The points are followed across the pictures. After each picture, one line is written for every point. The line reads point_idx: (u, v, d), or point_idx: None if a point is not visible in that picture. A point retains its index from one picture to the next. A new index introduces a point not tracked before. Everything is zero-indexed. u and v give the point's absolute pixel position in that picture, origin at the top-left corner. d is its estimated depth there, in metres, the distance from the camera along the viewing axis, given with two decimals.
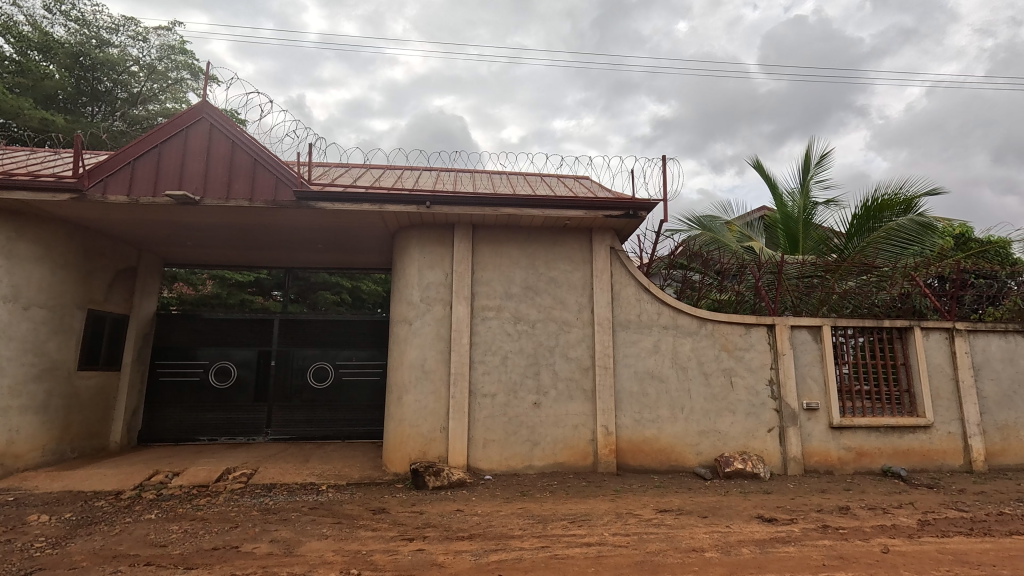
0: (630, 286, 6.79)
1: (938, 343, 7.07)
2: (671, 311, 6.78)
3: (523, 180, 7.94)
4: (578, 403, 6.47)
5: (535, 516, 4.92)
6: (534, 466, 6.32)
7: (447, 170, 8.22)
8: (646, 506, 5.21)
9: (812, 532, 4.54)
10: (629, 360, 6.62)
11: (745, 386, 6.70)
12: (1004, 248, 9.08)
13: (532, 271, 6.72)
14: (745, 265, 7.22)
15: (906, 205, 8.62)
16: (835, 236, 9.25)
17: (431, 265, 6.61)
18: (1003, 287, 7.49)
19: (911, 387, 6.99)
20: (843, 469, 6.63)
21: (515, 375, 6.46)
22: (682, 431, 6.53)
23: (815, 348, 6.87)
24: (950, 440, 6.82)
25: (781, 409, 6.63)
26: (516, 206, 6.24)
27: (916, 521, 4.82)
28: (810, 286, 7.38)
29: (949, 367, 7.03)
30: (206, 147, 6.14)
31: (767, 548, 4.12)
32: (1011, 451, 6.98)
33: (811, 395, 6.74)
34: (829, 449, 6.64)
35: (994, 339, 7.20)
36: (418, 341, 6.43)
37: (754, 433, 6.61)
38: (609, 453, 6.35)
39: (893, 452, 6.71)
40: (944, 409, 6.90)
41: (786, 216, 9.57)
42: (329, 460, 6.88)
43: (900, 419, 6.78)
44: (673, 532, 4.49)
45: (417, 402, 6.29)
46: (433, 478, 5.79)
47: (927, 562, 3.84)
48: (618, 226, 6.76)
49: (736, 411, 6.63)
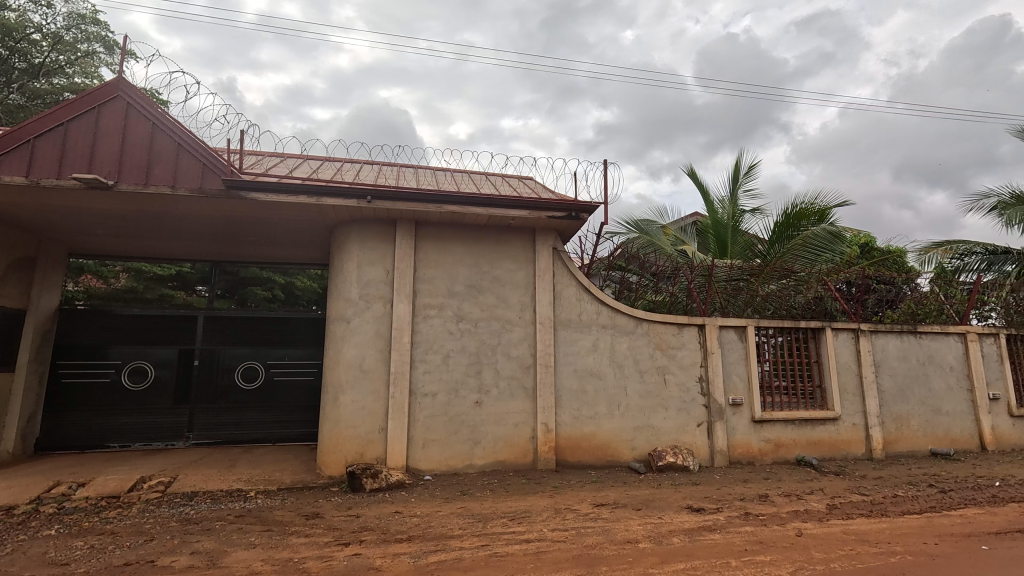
0: (570, 286, 6.93)
1: (846, 342, 7.75)
2: (610, 310, 6.98)
3: (467, 178, 7.88)
4: (519, 401, 6.53)
5: (475, 515, 4.91)
6: (475, 465, 6.31)
7: (379, 164, 7.98)
8: (583, 500, 5.34)
9: (736, 519, 4.83)
10: (569, 359, 6.76)
11: (677, 383, 7.02)
12: (900, 258, 10.17)
13: (475, 269, 6.70)
14: (679, 268, 7.60)
15: (819, 216, 9.41)
16: (759, 242, 9.89)
17: (372, 261, 6.43)
18: (899, 292, 8.33)
19: (822, 383, 7.62)
20: (763, 459, 7.11)
21: (457, 373, 6.42)
22: (618, 427, 6.75)
23: (740, 347, 7.34)
24: (854, 430, 7.49)
25: (709, 404, 7.02)
26: (460, 203, 6.19)
27: (824, 506, 5.26)
28: (737, 289, 7.84)
29: (855, 364, 7.73)
30: (121, 128, 5.64)
31: (696, 536, 4.34)
32: (905, 440, 7.76)
33: (736, 390, 7.19)
34: (752, 442, 7.11)
35: (891, 339, 7.98)
36: (357, 340, 6.24)
37: (684, 428, 6.94)
38: (548, 450, 6.46)
39: (807, 443, 7.29)
40: (850, 402, 7.57)
41: (716, 221, 10.14)
42: (258, 465, 6.53)
43: (813, 412, 7.37)
44: (609, 526, 4.62)
45: (354, 403, 6.11)
46: (370, 480, 5.63)
47: (834, 543, 4.20)
48: (560, 227, 6.88)
49: (669, 407, 6.94)
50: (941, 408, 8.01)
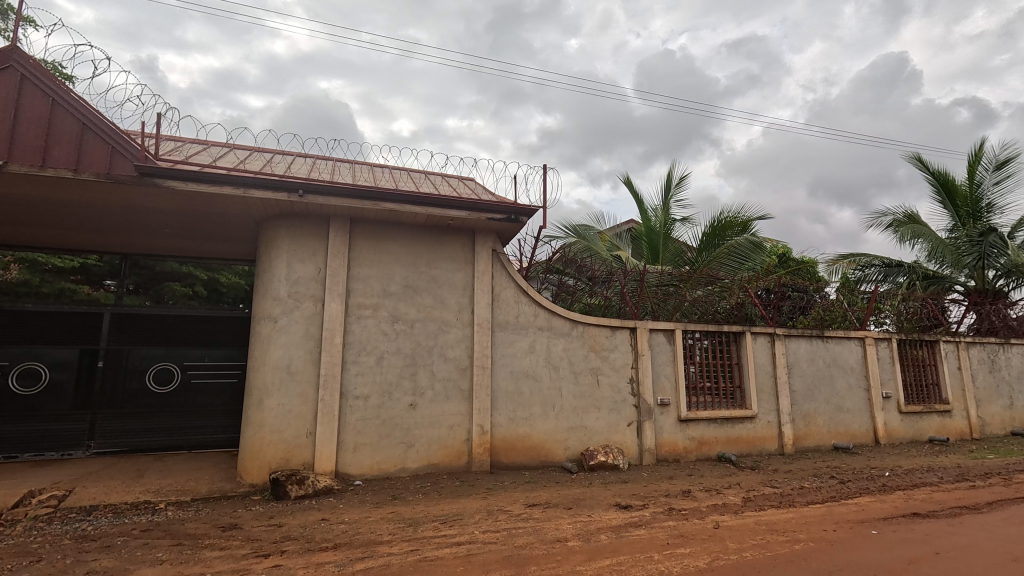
0: (508, 288, 6.97)
1: (763, 346, 8.32)
2: (547, 312, 7.09)
3: (406, 176, 7.74)
4: (455, 403, 6.48)
5: (406, 519, 4.81)
6: (408, 468, 6.19)
7: (311, 156, 7.65)
8: (516, 501, 5.38)
9: (660, 514, 5.04)
10: (505, 360, 6.79)
11: (609, 384, 7.24)
12: (812, 268, 11.08)
13: (412, 269, 6.59)
14: (613, 272, 7.87)
15: (742, 227, 10.12)
16: (688, 249, 10.45)
17: (302, 259, 6.16)
18: (810, 299, 9.06)
19: (742, 384, 8.13)
20: (687, 457, 7.47)
21: (391, 375, 6.28)
22: (552, 427, 6.86)
23: (668, 349, 7.69)
24: (768, 428, 8.05)
25: (639, 404, 7.30)
26: (398, 201, 6.06)
27: (740, 499, 5.61)
28: (667, 294, 8.18)
29: (770, 366, 8.31)
30: (12, 101, 5.06)
31: (623, 533, 4.49)
32: (812, 435, 8.43)
33: (664, 391, 7.52)
34: (677, 440, 7.46)
35: (802, 343, 8.65)
36: (284, 341, 5.95)
37: (615, 428, 7.17)
38: (483, 451, 6.46)
39: (727, 440, 7.74)
40: (765, 401, 8.13)
41: (650, 229, 10.62)
42: (170, 474, 6.06)
43: (733, 411, 7.84)
44: (539, 525, 4.68)
45: (280, 406, 5.82)
46: (295, 487, 5.38)
47: (747, 533, 4.49)
48: (499, 229, 6.91)
49: (601, 407, 7.14)
50: (843, 406, 8.77)
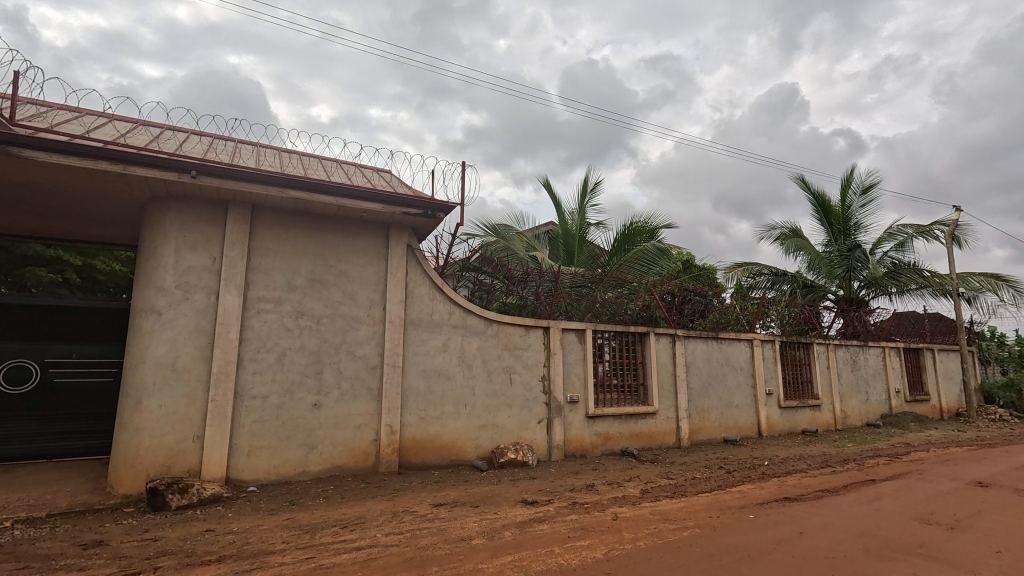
0: (423, 285, 6.83)
1: (665, 346, 8.87)
2: (461, 311, 7.05)
3: (317, 163, 7.34)
4: (362, 403, 6.25)
5: (302, 526, 4.56)
6: (309, 472, 5.88)
7: (203, 134, 7.00)
8: (422, 502, 5.29)
9: (563, 508, 5.19)
10: (418, 358, 6.66)
11: (521, 382, 7.35)
12: (711, 274, 11.97)
13: (320, 262, 6.26)
14: (529, 272, 8.03)
15: (651, 233, 10.71)
16: (601, 253, 10.88)
17: (193, 246, 5.64)
18: (709, 303, 9.77)
19: (645, 381, 8.61)
20: (593, 452, 7.78)
21: (293, 374, 5.92)
22: (464, 426, 6.83)
23: (579, 348, 7.95)
24: (667, 422, 8.60)
25: (549, 402, 7.48)
26: (305, 190, 5.74)
27: (638, 491, 5.93)
28: (580, 295, 8.46)
29: (671, 365, 8.87)
30: None
31: (526, 528, 4.57)
32: (706, 429, 9.12)
33: (574, 389, 7.78)
34: (585, 436, 7.74)
35: (700, 343, 9.33)
36: (169, 336, 5.41)
37: (526, 425, 7.29)
38: (391, 452, 6.29)
39: (630, 435, 8.17)
40: (665, 398, 8.67)
41: (566, 231, 10.93)
42: (23, 487, 5.29)
43: (636, 408, 8.28)
44: (444, 525, 4.64)
45: (162, 408, 5.29)
46: (177, 496, 4.91)
47: (642, 523, 4.74)
48: (415, 224, 6.76)
49: (513, 405, 7.22)
50: (732, 401, 9.58)
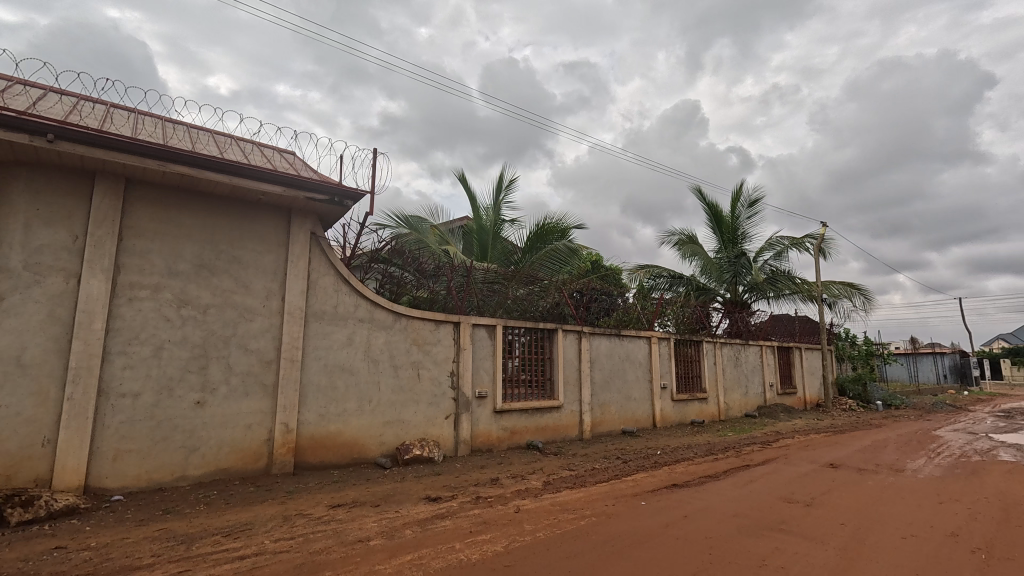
0: (327, 276, 6.47)
1: (571, 342, 9.19)
2: (368, 303, 6.77)
3: (209, 137, 6.67)
4: (254, 400, 5.79)
5: (177, 536, 4.12)
6: (188, 477, 5.34)
7: (61, 92, 6.05)
8: (318, 504, 5.02)
9: (467, 503, 5.19)
10: (319, 353, 6.30)
11: (429, 378, 7.23)
12: (616, 275, 12.60)
13: (209, 246, 5.71)
14: (442, 266, 7.88)
15: (562, 233, 11.03)
16: (514, 250, 11.02)
17: (49, 222, 4.89)
18: (613, 302, 10.29)
19: (552, 376, 8.86)
20: (500, 446, 7.86)
21: (173, 369, 5.35)
22: (367, 423, 6.58)
23: (489, 344, 7.99)
24: (571, 416, 8.92)
25: (458, 397, 7.44)
26: (193, 165, 5.21)
27: (540, 483, 6.08)
28: (492, 291, 8.49)
29: (577, 360, 9.21)
30: None
31: (427, 526, 4.50)
32: (606, 422, 9.58)
33: (483, 384, 7.80)
34: (491, 430, 7.80)
35: (604, 340, 9.78)
36: (14, 325, 4.64)
37: (432, 421, 7.18)
38: (286, 452, 5.89)
39: (536, 428, 8.37)
40: (570, 392, 8.99)
41: (480, 227, 10.94)
42: None
43: (542, 402, 8.50)
44: (341, 527, 4.44)
45: (2, 409, 4.52)
46: (19, 511, 4.22)
47: (543, 514, 4.87)
48: (320, 211, 6.38)
49: (420, 401, 7.09)
50: (631, 395, 10.16)
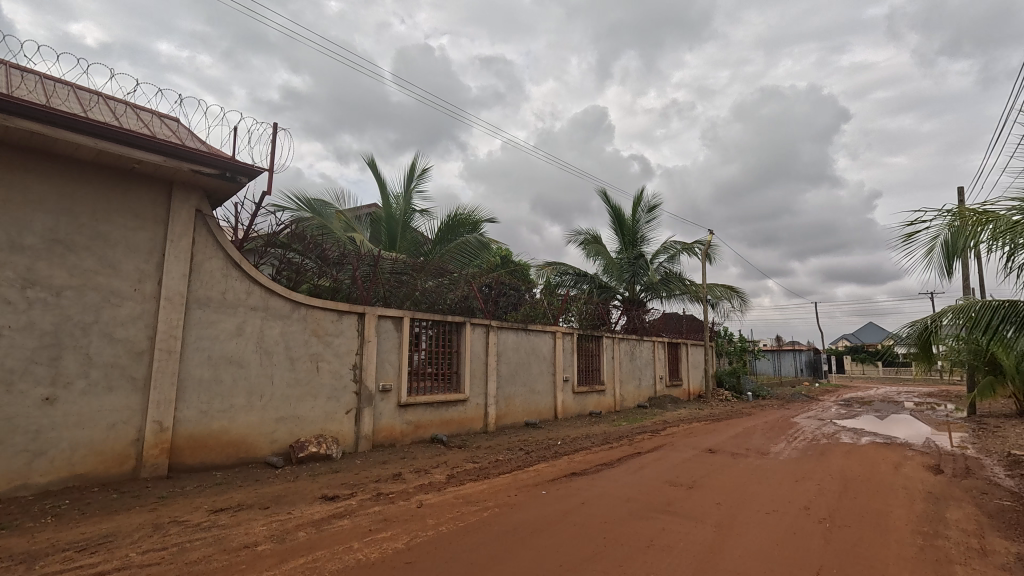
0: (215, 259, 5.87)
1: (479, 335, 9.22)
2: (262, 291, 6.26)
3: (69, 92, 5.75)
4: (120, 395, 5.11)
5: (15, 555, 3.52)
6: (31, 485, 4.58)
7: None
8: (197, 509, 4.55)
9: (366, 501, 5.01)
10: (202, 344, 5.71)
11: (329, 371, 6.86)
12: (525, 270, 12.86)
13: (66, 219, 4.93)
14: (347, 254, 7.50)
15: (473, 226, 11.02)
16: (424, 241, 10.81)
17: None
18: (521, 297, 10.48)
19: (458, 370, 8.83)
20: (403, 441, 7.68)
21: (13, 360, 4.55)
22: (257, 419, 6.09)
23: (395, 336, 7.76)
24: (476, 409, 8.96)
25: (359, 390, 7.14)
26: (48, 123, 4.47)
27: (444, 476, 6.04)
28: (400, 281, 8.25)
29: (484, 354, 9.27)
30: None
31: (323, 526, 4.27)
32: (510, 414, 9.75)
33: (387, 377, 7.57)
34: (395, 424, 7.59)
35: (511, 334, 9.93)
36: None
37: (331, 416, 6.83)
38: (159, 454, 5.28)
39: (441, 422, 8.30)
40: (476, 385, 9.02)
41: (389, 215, 10.58)
42: None
43: (448, 395, 8.44)
44: (224, 533, 4.07)
45: None
46: None
47: (446, 508, 4.84)
48: (208, 186, 5.78)
49: (318, 396, 6.70)
50: (535, 388, 10.43)
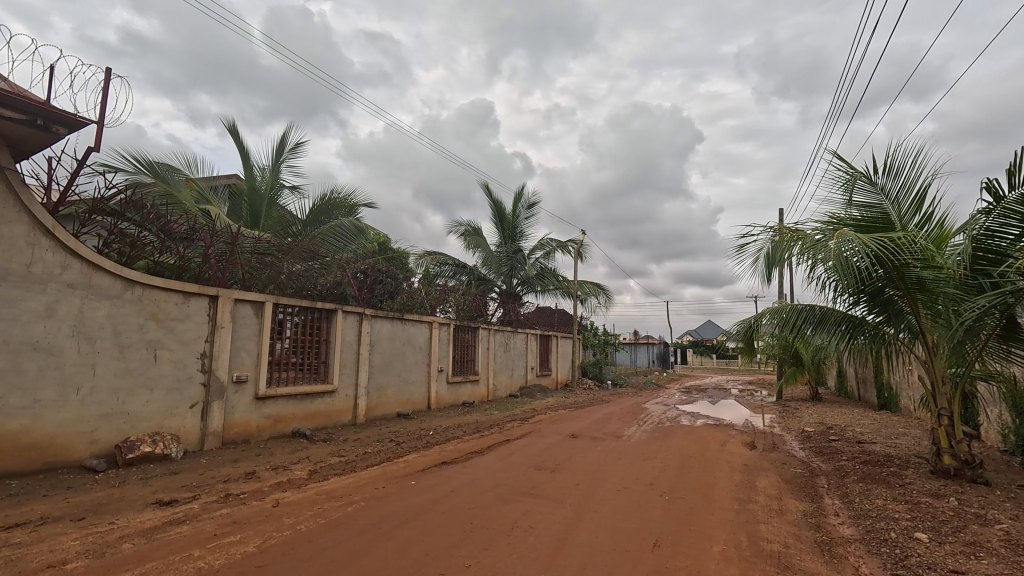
0: (17, 223, 4.82)
1: (351, 324, 8.80)
2: (84, 265, 5.29)
3: None
4: None
5: None
6: None
7: None
8: None
9: (212, 504, 4.51)
10: None
11: (171, 360, 6.03)
12: (403, 258, 12.56)
13: None
14: (197, 229, 6.63)
15: (348, 209, 10.46)
16: (293, 220, 10.00)
17: None
18: (399, 285, 10.22)
19: (327, 359, 8.35)
20: (259, 436, 7.04)
21: None
22: (72, 417, 5.14)
23: (254, 322, 7.08)
24: (344, 400, 8.54)
25: (208, 382, 6.40)
26: None
27: (305, 472, 5.67)
28: (262, 263, 7.52)
29: (356, 343, 8.87)
30: None
31: (154, 535, 3.75)
32: (382, 405, 9.46)
33: (242, 367, 6.88)
34: (250, 419, 6.94)
35: (386, 323, 9.63)
36: None
37: (172, 411, 6.02)
38: None
39: (304, 415, 7.78)
40: (345, 376, 8.60)
41: (253, 189, 9.60)
42: None
43: (313, 386, 7.94)
44: (21, 553, 3.38)
45: None
46: None
47: (306, 505, 4.56)
48: (10, 132, 4.73)
49: (155, 388, 5.86)
50: (409, 378, 10.25)
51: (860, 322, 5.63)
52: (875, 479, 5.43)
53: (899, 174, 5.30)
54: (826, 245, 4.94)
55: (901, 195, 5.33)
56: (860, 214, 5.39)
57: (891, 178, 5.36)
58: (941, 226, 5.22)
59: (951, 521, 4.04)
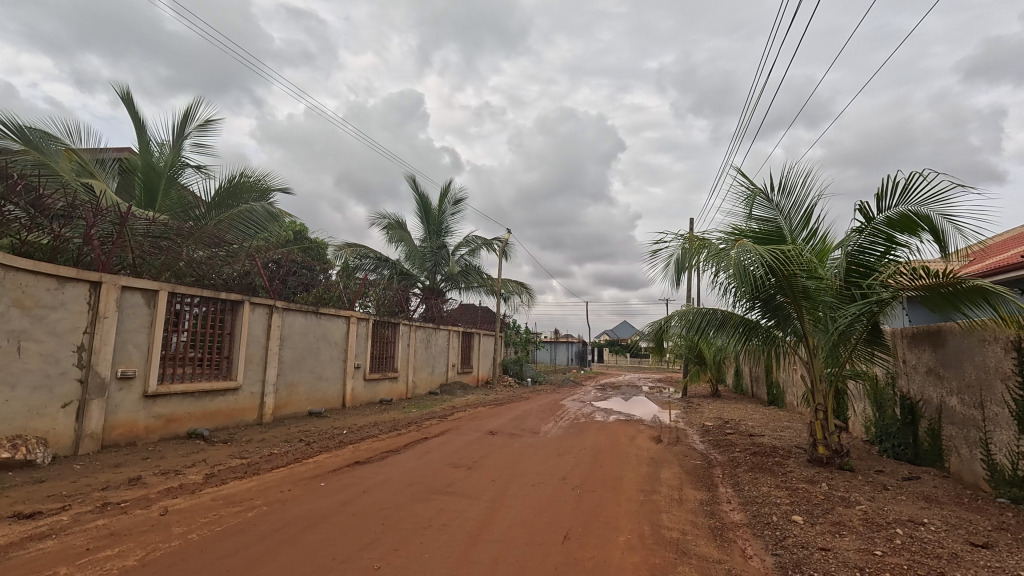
0: None
1: (260, 316, 8.23)
2: None
3: None
4: None
5: None
6: None
7: None
8: None
9: (85, 514, 4.02)
10: None
11: (39, 353, 5.30)
12: (320, 249, 11.97)
13: None
14: (77, 206, 5.88)
15: (260, 193, 9.77)
16: (195, 202, 9.17)
17: None
18: (314, 277, 9.84)
19: (230, 354, 7.76)
20: (147, 438, 6.41)
21: None
22: None
23: (145, 313, 6.41)
24: (249, 399, 7.99)
25: (87, 378, 5.70)
26: None
27: (200, 476, 5.22)
28: (157, 248, 6.82)
29: (264, 337, 8.31)
30: None
31: (10, 554, 3.28)
32: (291, 403, 8.95)
33: (129, 362, 6.21)
34: (137, 419, 6.29)
35: (299, 317, 9.10)
36: None
37: (39, 410, 5.29)
38: None
39: (202, 414, 7.17)
40: (251, 372, 8.05)
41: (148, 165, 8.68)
42: None
43: (214, 383, 7.35)
44: None
45: None
46: None
47: (200, 512, 4.21)
48: None
49: (18, 385, 5.12)
50: (323, 375, 9.79)
51: (755, 325, 6.17)
52: (761, 468, 5.98)
53: (791, 192, 5.86)
54: (728, 253, 5.35)
55: (792, 211, 5.89)
56: (758, 227, 5.90)
57: (785, 196, 5.91)
58: (824, 241, 5.84)
59: (821, 504, 4.55)
